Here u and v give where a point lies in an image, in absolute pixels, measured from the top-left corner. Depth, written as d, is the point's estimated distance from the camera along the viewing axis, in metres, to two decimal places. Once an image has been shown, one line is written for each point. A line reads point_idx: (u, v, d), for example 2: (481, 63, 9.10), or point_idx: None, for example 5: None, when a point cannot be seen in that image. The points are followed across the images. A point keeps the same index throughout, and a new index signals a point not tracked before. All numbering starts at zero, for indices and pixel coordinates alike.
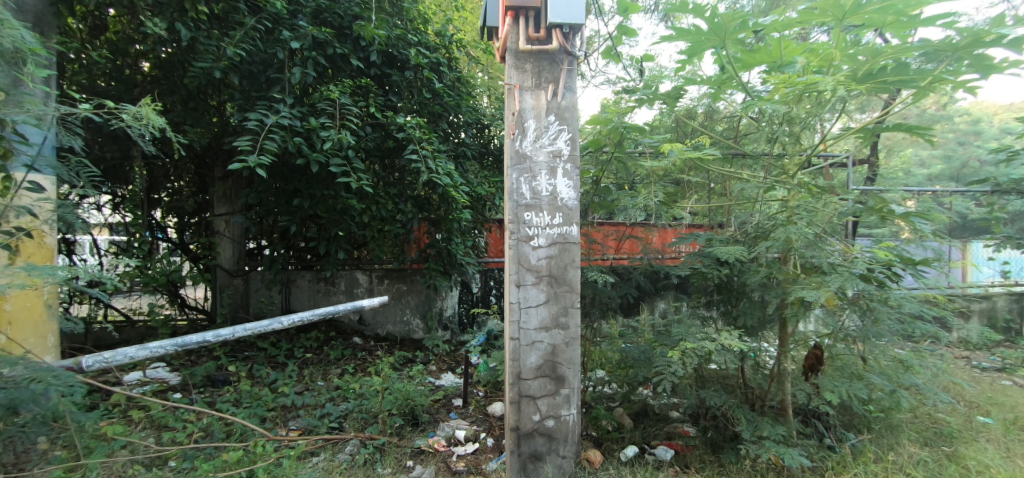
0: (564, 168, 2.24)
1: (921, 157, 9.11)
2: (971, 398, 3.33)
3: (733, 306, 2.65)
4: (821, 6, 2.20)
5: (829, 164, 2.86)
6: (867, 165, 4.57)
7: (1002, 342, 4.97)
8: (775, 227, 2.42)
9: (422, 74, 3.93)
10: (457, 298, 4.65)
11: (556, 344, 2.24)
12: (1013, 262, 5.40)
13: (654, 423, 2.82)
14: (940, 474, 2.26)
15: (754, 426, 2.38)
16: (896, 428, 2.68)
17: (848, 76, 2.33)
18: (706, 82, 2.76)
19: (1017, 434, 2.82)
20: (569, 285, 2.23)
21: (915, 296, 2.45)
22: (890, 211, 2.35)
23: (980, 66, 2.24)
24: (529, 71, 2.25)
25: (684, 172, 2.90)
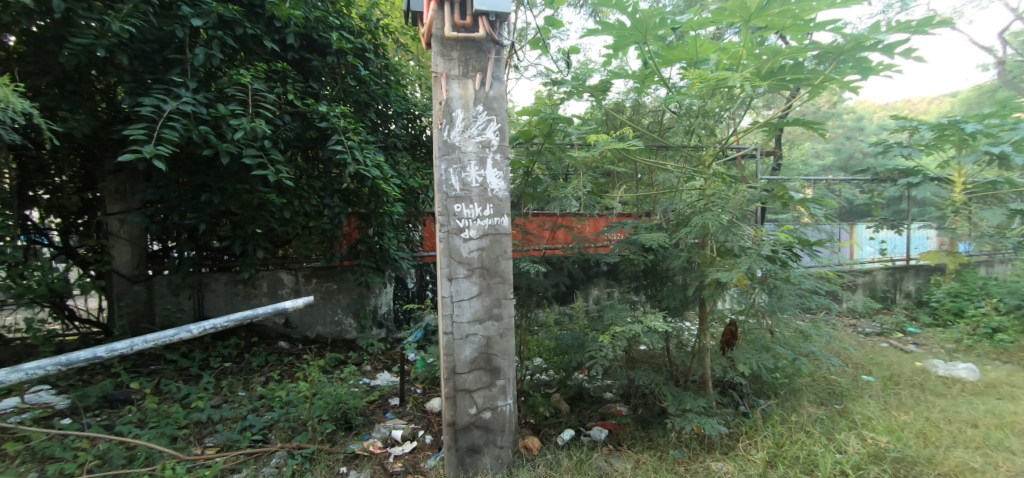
0: (493, 159, 2.21)
1: (817, 150, 10.23)
2: (857, 360, 3.80)
3: (658, 290, 2.80)
4: (730, 7, 2.33)
5: (740, 156, 3.08)
6: (774, 155, 5.02)
7: (881, 310, 5.72)
8: (694, 214, 2.57)
9: (346, 60, 3.70)
10: (392, 294, 4.54)
11: (490, 336, 2.23)
12: (890, 240, 6.15)
13: (588, 405, 2.94)
14: (833, 428, 2.56)
15: (678, 400, 2.54)
16: (797, 391, 2.99)
17: (753, 73, 2.51)
18: (631, 76, 2.84)
19: (891, 388, 3.26)
20: (500, 276, 2.22)
21: (811, 273, 2.73)
22: (790, 197, 2.58)
23: (861, 68, 2.51)
24: (456, 59, 2.18)
25: (613, 164, 2.99)
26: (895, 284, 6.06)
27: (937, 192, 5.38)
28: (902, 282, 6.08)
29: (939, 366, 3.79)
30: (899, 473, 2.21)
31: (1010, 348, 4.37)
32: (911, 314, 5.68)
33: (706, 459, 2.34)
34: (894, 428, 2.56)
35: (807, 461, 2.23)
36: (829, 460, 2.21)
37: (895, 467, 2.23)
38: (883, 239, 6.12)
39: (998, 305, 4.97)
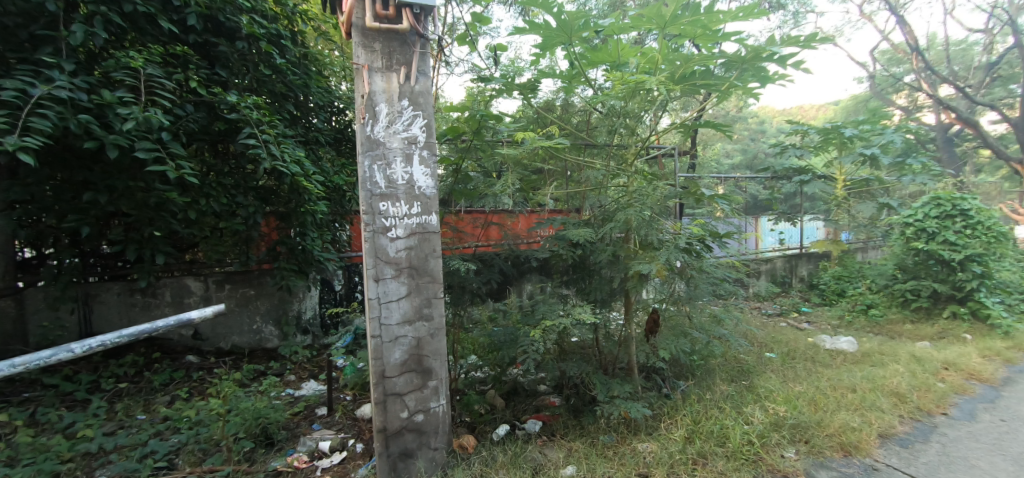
0: (420, 155, 2.16)
1: (727, 150, 11.21)
2: (761, 340, 4.22)
3: (586, 283, 2.90)
4: (647, 14, 2.44)
5: (660, 154, 3.27)
6: (690, 155, 5.42)
7: (781, 293, 6.40)
8: (618, 209, 2.69)
9: (258, 46, 3.40)
10: (317, 297, 4.31)
11: (421, 336, 2.18)
12: (787, 231, 6.85)
13: (522, 398, 3.00)
14: (742, 402, 2.82)
15: (607, 387, 2.66)
16: (711, 371, 3.27)
17: (669, 77, 2.66)
18: (558, 76, 2.90)
19: (788, 363, 3.67)
20: (430, 275, 2.18)
21: (721, 263, 2.97)
22: (702, 194, 2.78)
23: (760, 76, 2.75)
24: (379, 51, 2.09)
25: (542, 161, 3.04)
26: (791, 269, 6.77)
27: (824, 188, 6.13)
28: (797, 267, 6.79)
29: (826, 340, 4.32)
30: (795, 437, 2.50)
31: (880, 322, 5.12)
32: (804, 296, 6.41)
33: (633, 440, 2.47)
34: (791, 397, 2.89)
35: (720, 434, 2.44)
36: (739, 431, 2.44)
37: (792, 432, 2.52)
38: (782, 230, 6.80)
39: (871, 285, 5.78)
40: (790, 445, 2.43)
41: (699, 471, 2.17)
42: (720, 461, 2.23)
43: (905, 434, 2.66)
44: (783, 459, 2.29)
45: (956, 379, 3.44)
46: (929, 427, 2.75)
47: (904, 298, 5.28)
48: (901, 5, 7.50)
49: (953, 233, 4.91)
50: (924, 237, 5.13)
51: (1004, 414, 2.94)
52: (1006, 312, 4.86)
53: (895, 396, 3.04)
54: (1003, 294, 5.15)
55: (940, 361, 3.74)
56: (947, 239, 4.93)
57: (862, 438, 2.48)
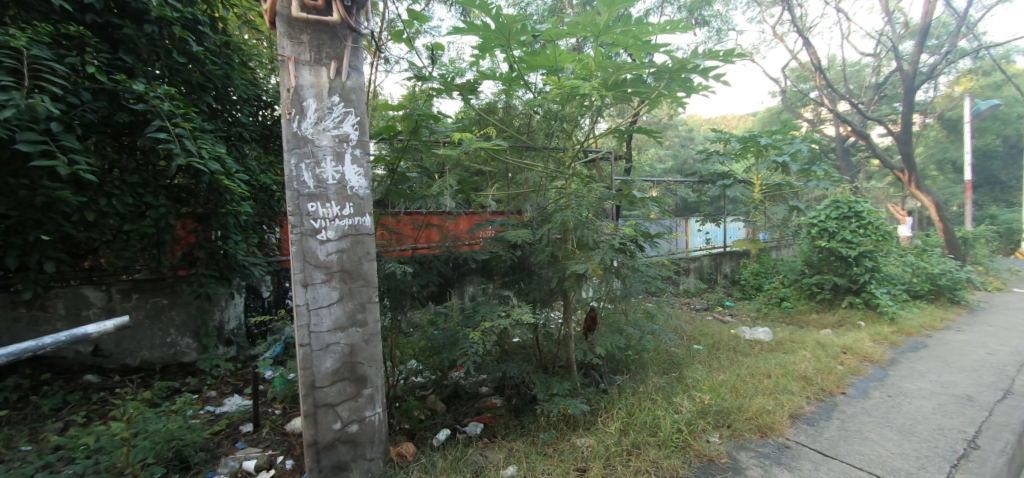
0: (352, 154, 2.07)
1: (660, 155, 11.95)
2: (689, 333, 4.51)
3: (525, 284, 2.94)
4: (581, 21, 2.50)
5: (597, 158, 3.39)
6: (626, 159, 5.70)
7: (708, 289, 6.90)
8: (556, 211, 2.75)
9: (171, 30, 3.10)
10: (242, 305, 4.02)
11: (354, 343, 2.09)
12: (711, 231, 7.32)
13: (464, 402, 3.00)
14: (672, 393, 2.98)
15: (546, 386, 2.71)
16: (644, 365, 3.43)
17: (602, 83, 2.73)
18: (498, 78, 2.90)
19: (714, 353, 3.94)
20: (364, 279, 2.10)
21: (653, 262, 3.13)
22: (634, 196, 2.91)
23: (686, 87, 2.89)
24: (307, 43, 1.98)
25: (482, 163, 3.04)
26: (717, 267, 7.32)
27: (744, 192, 6.67)
28: (722, 265, 7.36)
29: (746, 331, 4.70)
30: (719, 423, 2.69)
31: (791, 313, 5.67)
32: (728, 291, 6.96)
33: (572, 436, 2.52)
34: (715, 386, 3.10)
35: (653, 424, 2.56)
36: (669, 420, 2.58)
37: (716, 418, 2.71)
38: (709, 231, 7.31)
39: (784, 280, 6.38)
40: (714, 430, 2.61)
41: (633, 461, 2.26)
42: (652, 450, 2.35)
43: (811, 414, 2.95)
44: (708, 444, 2.46)
45: (853, 362, 3.88)
46: (830, 406, 3.08)
47: (811, 291, 5.88)
48: (807, 28, 8.36)
49: (850, 232, 5.55)
50: (826, 236, 5.74)
51: (889, 391, 3.36)
52: (891, 301, 5.57)
53: (804, 380, 3.37)
54: (889, 286, 5.90)
55: (840, 346, 4.21)
56: (845, 238, 5.55)
57: (776, 420, 2.73)
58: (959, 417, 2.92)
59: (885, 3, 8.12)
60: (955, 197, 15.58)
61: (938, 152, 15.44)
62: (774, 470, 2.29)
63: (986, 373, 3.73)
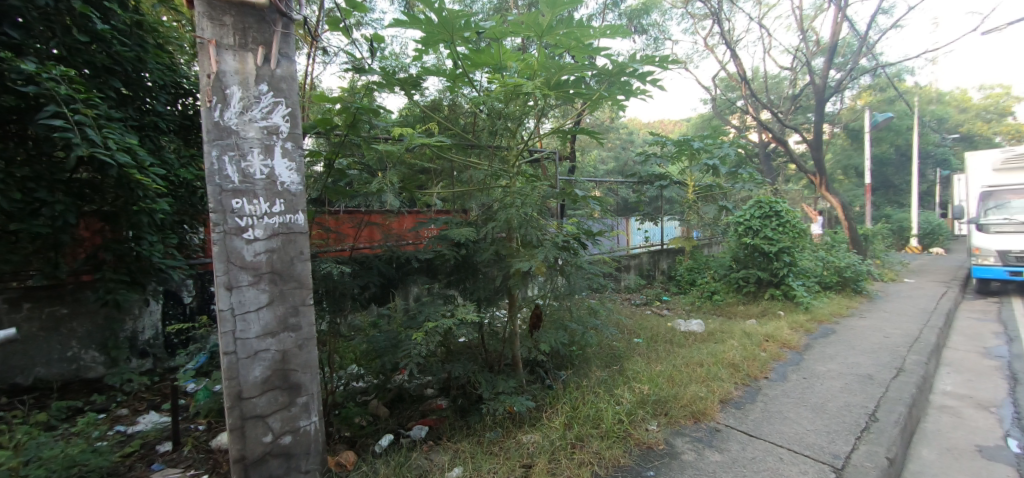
0: (282, 147, 1.94)
1: (601, 157, 12.39)
2: (630, 327, 4.69)
3: (470, 282, 2.92)
4: (524, 20, 2.49)
5: (541, 157, 3.42)
6: (569, 160, 5.82)
7: (648, 285, 7.25)
8: (499, 208, 2.74)
9: (70, 5, 2.70)
10: (159, 312, 3.66)
11: (286, 349, 1.96)
12: (650, 230, 7.66)
13: (408, 405, 2.94)
14: (614, 384, 3.07)
15: (492, 384, 2.70)
16: (587, 359, 3.52)
17: (543, 83, 2.66)
18: (441, 74, 2.84)
19: (652, 346, 4.13)
20: (297, 280, 1.98)
21: (595, 259, 3.21)
22: (576, 194, 2.96)
23: (625, 90, 2.96)
24: (230, 26, 1.82)
25: (425, 160, 2.97)
26: (655, 264, 7.70)
27: (679, 192, 7.06)
28: (659, 262, 7.76)
29: (681, 324, 4.98)
30: (657, 411, 2.82)
31: (721, 305, 6.09)
32: (665, 287, 7.35)
33: (518, 433, 2.53)
34: (653, 376, 3.25)
35: (596, 417, 2.62)
36: (611, 411, 2.66)
37: (654, 407, 2.83)
38: (648, 230, 7.65)
39: (715, 274, 6.83)
40: (653, 419, 2.73)
41: (577, 454, 2.31)
42: (595, 442, 2.41)
43: (739, 398, 3.18)
44: (647, 432, 2.58)
45: (774, 349, 4.22)
46: (754, 390, 3.34)
47: (739, 284, 6.34)
48: (734, 41, 9.01)
49: (771, 230, 6.04)
50: (752, 234, 6.21)
51: (804, 373, 3.69)
52: (806, 292, 6.14)
53: (732, 367, 3.62)
54: (805, 278, 6.50)
55: (762, 335, 4.57)
56: (767, 236, 6.04)
57: (707, 405, 2.91)
58: (861, 394, 3.27)
59: (800, 22, 8.94)
60: (858, 199, 17.52)
61: (844, 159, 17.28)
62: (706, 452, 2.45)
63: (882, 353, 4.21)
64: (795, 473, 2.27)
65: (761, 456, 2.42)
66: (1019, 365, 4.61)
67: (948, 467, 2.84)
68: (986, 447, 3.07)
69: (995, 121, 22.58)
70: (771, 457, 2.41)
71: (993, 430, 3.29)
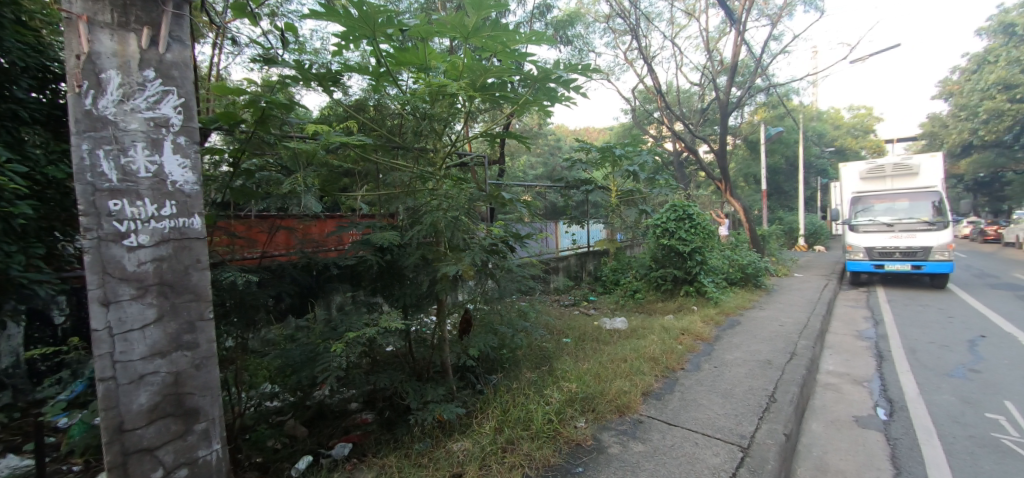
0: (173, 142, 1.69)
1: (530, 163, 12.73)
2: (559, 328, 4.81)
3: (394, 288, 2.81)
4: (449, 20, 2.42)
5: (469, 161, 3.38)
6: (499, 165, 5.88)
7: (575, 286, 7.52)
8: (425, 211, 2.65)
9: None
10: (20, 336, 2.98)
11: (180, 370, 1.68)
12: (577, 233, 7.97)
13: (329, 422, 2.80)
14: (543, 385, 3.09)
15: (420, 393, 2.61)
16: (517, 362, 3.50)
17: (468, 85, 2.62)
18: (363, 72, 2.69)
19: (580, 345, 4.26)
20: (193, 292, 1.71)
21: (524, 262, 3.22)
22: (504, 198, 2.95)
23: (551, 96, 2.99)
24: (106, 1, 1.54)
25: (345, 161, 2.81)
26: (582, 266, 8.03)
27: (603, 197, 7.40)
28: (586, 264, 8.09)
29: (607, 322, 5.21)
30: (585, 408, 2.90)
31: (642, 303, 6.48)
32: (592, 287, 7.68)
33: (447, 442, 2.47)
34: (581, 375, 3.33)
35: (526, 418, 2.62)
36: (541, 412, 2.67)
37: (583, 404, 2.91)
38: (575, 233, 7.93)
39: (636, 274, 7.25)
40: (581, 416, 2.80)
41: (507, 457, 2.30)
42: (525, 443, 2.42)
43: (659, 390, 3.37)
44: (575, 429, 2.65)
45: (689, 341, 4.55)
46: (672, 381, 3.57)
47: (658, 283, 6.78)
48: (651, 56, 9.68)
49: (685, 232, 6.56)
50: (668, 235, 6.69)
51: (715, 363, 4.01)
52: (715, 288, 6.73)
53: (653, 361, 3.84)
54: (715, 275, 7.12)
55: (679, 329, 4.92)
56: (681, 237, 6.54)
57: (631, 399, 3.05)
58: (763, 378, 3.62)
59: (706, 43, 9.85)
60: (756, 204, 19.68)
61: (744, 168, 19.33)
62: (630, 444, 2.56)
63: (779, 341, 4.72)
64: (709, 456, 2.45)
65: (679, 443, 2.58)
66: (883, 344, 5.41)
67: (833, 437, 3.24)
68: (861, 417, 3.55)
69: (860, 138, 26.58)
70: (687, 443, 2.58)
71: (865, 402, 3.81)
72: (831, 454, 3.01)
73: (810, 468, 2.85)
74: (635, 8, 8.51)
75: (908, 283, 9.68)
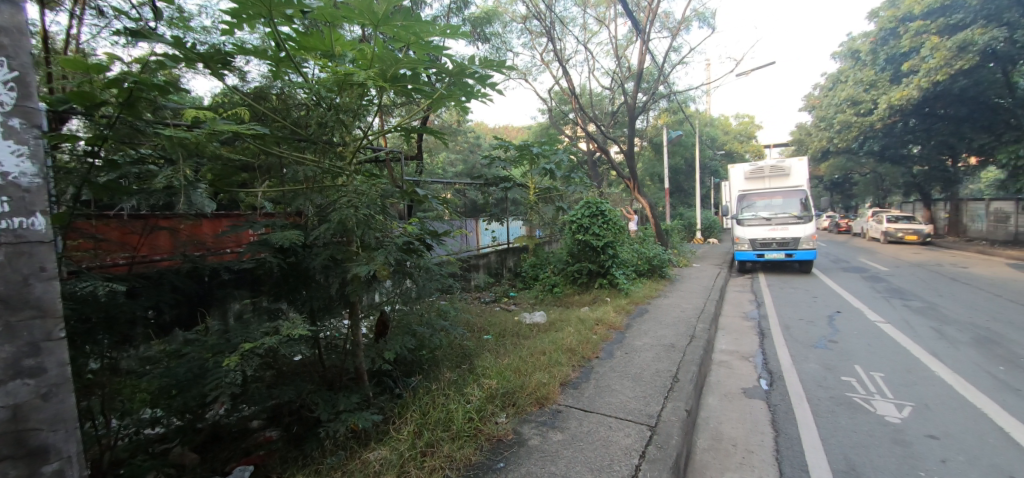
0: (4, 124, 1.27)
1: (449, 160, 12.66)
2: (479, 325, 4.82)
3: (299, 293, 2.59)
4: (355, 5, 2.25)
5: (381, 156, 3.22)
6: (416, 161, 5.75)
7: (495, 283, 7.62)
8: (334, 208, 2.47)
9: None
10: None
11: (20, 403, 1.25)
12: (497, 230, 8.06)
13: (226, 445, 2.56)
14: (464, 384, 3.06)
15: (331, 403, 2.44)
16: (437, 362, 3.43)
17: (378, 75, 2.48)
18: (258, 55, 2.42)
19: (500, 341, 4.31)
20: (37, 308, 1.30)
21: (441, 260, 3.15)
22: (418, 194, 2.84)
23: (467, 91, 2.93)
24: None
25: (239, 154, 2.53)
26: (502, 262, 8.14)
27: (521, 194, 7.55)
28: (506, 261, 8.22)
29: (527, 317, 5.33)
30: (506, 403, 2.93)
31: (560, 297, 6.75)
32: (511, 283, 7.83)
33: (363, 452, 2.34)
34: (501, 370, 3.35)
35: (446, 419, 2.57)
36: (461, 410, 2.64)
37: (503, 400, 2.93)
38: (494, 231, 8.07)
39: (554, 269, 7.51)
40: (501, 411, 2.83)
41: (427, 461, 2.25)
42: (446, 444, 2.38)
43: (576, 379, 3.53)
44: (496, 425, 2.67)
45: (603, 331, 4.83)
46: (588, 370, 3.75)
47: (574, 276, 7.10)
48: (565, 59, 10.08)
49: (598, 228, 6.94)
50: (583, 231, 7.02)
51: (626, 349, 4.29)
52: (626, 280, 7.21)
53: (570, 352, 4.00)
54: (626, 268, 7.63)
55: (594, 319, 5.19)
56: (595, 232, 6.92)
57: (550, 390, 3.15)
58: (668, 361, 3.95)
59: (616, 50, 10.49)
60: (661, 201, 21.51)
61: (651, 168, 21.03)
62: (550, 434, 2.64)
63: (681, 325, 5.20)
64: (621, 438, 2.61)
65: (595, 428, 2.71)
66: (765, 323, 6.20)
67: (725, 409, 3.63)
68: (748, 388, 4.04)
69: (745, 143, 30.19)
70: (602, 427, 2.73)
71: (751, 375, 4.34)
72: (725, 424, 3.38)
73: (708, 439, 3.16)
74: (549, 11, 8.79)
75: (783, 269, 11.21)
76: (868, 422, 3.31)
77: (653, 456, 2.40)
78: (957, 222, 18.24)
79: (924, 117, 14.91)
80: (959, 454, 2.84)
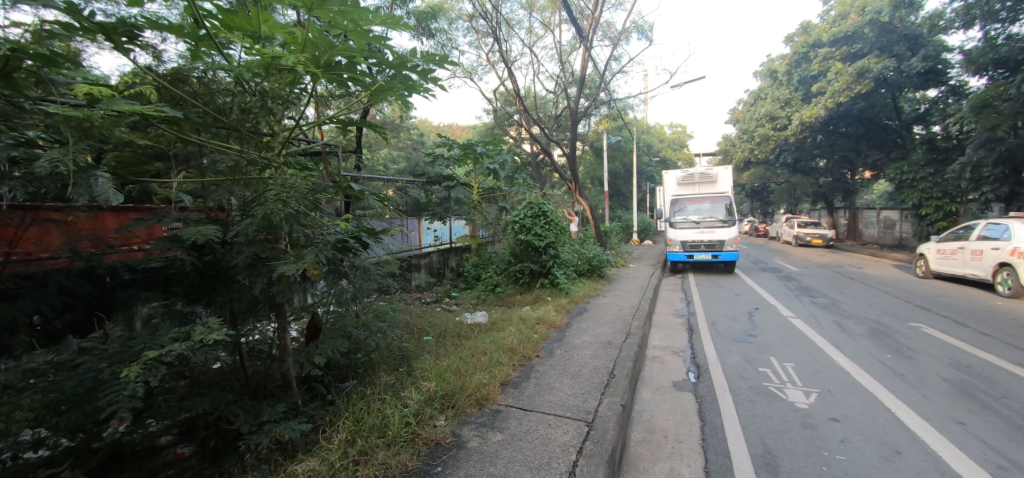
0: None
1: (389, 157, 12.27)
2: (418, 326, 4.71)
3: (219, 295, 2.38)
4: None
5: (315, 150, 3.05)
6: (353, 156, 5.52)
7: (436, 283, 7.50)
8: (259, 203, 2.29)
9: None
10: None
11: None
12: (439, 229, 7.94)
13: (128, 466, 2.28)
14: (401, 387, 2.97)
15: (253, 414, 2.27)
16: (373, 365, 3.30)
17: (310, 62, 2.33)
18: (174, 30, 2.18)
19: (440, 342, 4.24)
20: None
21: (378, 259, 3.03)
22: (354, 190, 2.71)
23: (408, 84, 2.84)
24: None
25: (149, 140, 2.26)
26: (444, 262, 8.03)
27: (464, 193, 7.50)
28: (448, 261, 8.12)
29: (468, 317, 5.30)
30: (445, 405, 2.89)
31: (502, 297, 6.78)
32: (453, 283, 7.75)
33: (290, 465, 2.20)
34: (440, 372, 3.29)
35: (382, 425, 2.49)
36: (398, 415, 2.57)
37: (441, 402, 2.88)
38: (436, 230, 7.95)
39: (496, 268, 7.52)
40: (440, 414, 2.78)
41: (359, 470, 2.15)
42: (381, 451, 2.30)
43: (516, 378, 3.55)
44: (435, 428, 2.63)
45: (544, 330, 4.92)
46: (529, 368, 3.79)
47: (517, 276, 7.16)
48: (510, 61, 10.15)
49: (540, 228, 7.05)
50: (526, 231, 7.09)
51: (566, 347, 4.40)
52: (566, 280, 7.38)
53: (511, 351, 4.02)
54: (567, 268, 7.83)
55: (535, 318, 5.28)
56: (537, 233, 7.01)
57: (490, 390, 3.15)
58: (605, 357, 4.10)
59: (560, 54, 10.74)
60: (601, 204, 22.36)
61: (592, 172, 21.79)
62: (489, 435, 2.64)
63: (618, 323, 5.43)
64: (560, 434, 2.66)
65: (534, 426, 2.75)
66: (694, 320, 6.64)
67: (657, 402, 3.83)
68: (678, 382, 4.29)
69: (678, 151, 32.22)
70: (542, 425, 2.77)
71: (681, 368, 4.62)
72: (656, 416, 3.57)
73: (641, 431, 3.32)
74: (495, 12, 8.81)
75: (709, 269, 12.07)
76: (781, 408, 3.65)
77: (590, 451, 2.47)
78: (854, 228, 20.66)
79: (829, 134, 16.73)
80: (855, 434, 3.20)
